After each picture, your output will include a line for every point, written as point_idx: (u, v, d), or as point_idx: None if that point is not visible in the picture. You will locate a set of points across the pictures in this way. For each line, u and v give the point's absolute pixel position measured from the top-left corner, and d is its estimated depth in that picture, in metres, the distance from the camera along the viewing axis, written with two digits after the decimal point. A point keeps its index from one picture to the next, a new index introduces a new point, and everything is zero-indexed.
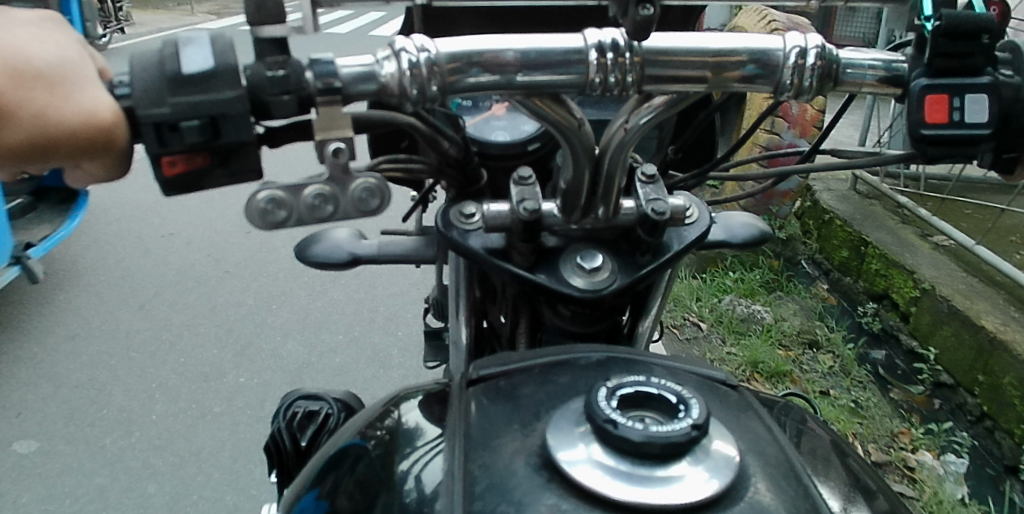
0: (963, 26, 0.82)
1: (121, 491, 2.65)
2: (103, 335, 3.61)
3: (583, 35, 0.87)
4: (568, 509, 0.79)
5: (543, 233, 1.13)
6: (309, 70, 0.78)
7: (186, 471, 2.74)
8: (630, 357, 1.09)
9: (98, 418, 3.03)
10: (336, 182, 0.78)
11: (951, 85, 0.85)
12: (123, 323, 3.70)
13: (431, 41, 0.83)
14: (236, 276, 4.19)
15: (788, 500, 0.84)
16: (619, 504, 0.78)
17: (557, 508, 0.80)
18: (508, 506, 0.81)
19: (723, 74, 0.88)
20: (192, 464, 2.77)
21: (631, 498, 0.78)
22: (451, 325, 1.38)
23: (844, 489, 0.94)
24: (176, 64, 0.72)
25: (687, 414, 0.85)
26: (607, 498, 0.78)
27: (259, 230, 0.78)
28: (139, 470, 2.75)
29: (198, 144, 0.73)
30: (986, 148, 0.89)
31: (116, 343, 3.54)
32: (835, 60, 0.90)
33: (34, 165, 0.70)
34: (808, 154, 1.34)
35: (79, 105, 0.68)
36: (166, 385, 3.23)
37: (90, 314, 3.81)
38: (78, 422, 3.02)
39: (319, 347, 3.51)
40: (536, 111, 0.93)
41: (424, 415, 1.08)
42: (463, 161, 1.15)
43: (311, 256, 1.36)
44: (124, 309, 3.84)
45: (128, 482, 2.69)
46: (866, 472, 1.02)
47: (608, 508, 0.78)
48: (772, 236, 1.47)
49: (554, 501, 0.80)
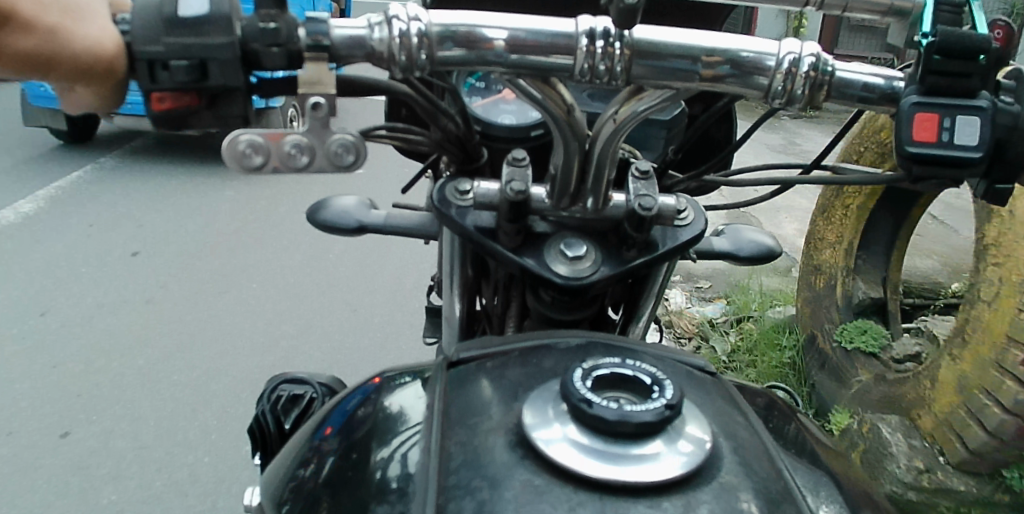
0: (960, 45, 0.80)
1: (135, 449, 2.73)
2: (132, 298, 3.75)
3: (576, 21, 0.88)
4: (540, 485, 0.79)
5: (534, 218, 1.15)
6: (302, 28, 0.82)
7: (201, 432, 2.84)
8: (615, 343, 1.08)
9: (113, 377, 3.12)
10: (314, 135, 0.82)
11: (944, 105, 0.82)
12: (152, 292, 3.83)
13: (425, 12, 0.85)
14: (267, 256, 4.32)
15: (757, 482, 0.83)
16: (591, 481, 0.78)
17: (530, 484, 0.79)
18: (481, 482, 0.81)
19: (710, 75, 0.88)
20: (203, 425, 2.88)
21: (602, 475, 0.78)
22: (446, 300, 1.43)
23: (822, 478, 0.92)
24: (174, 7, 0.76)
25: (661, 395, 0.85)
26: (578, 475, 0.78)
27: (236, 172, 0.82)
28: (160, 426, 2.85)
29: (187, 83, 0.77)
30: (976, 174, 0.86)
31: (142, 307, 3.68)
32: (828, 71, 0.89)
33: (34, 78, 0.74)
34: (809, 167, 1.36)
35: (86, 31, 0.74)
36: (181, 351, 3.33)
37: (122, 280, 3.95)
38: (94, 378, 3.12)
39: (339, 327, 3.62)
40: (531, 94, 0.96)
41: (407, 401, 1.05)
42: (464, 139, 1.18)
43: (320, 218, 1.41)
44: (153, 279, 3.97)
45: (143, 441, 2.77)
46: (843, 463, 1.01)
47: (580, 485, 0.78)
48: (780, 254, 1.44)
49: (527, 477, 0.80)
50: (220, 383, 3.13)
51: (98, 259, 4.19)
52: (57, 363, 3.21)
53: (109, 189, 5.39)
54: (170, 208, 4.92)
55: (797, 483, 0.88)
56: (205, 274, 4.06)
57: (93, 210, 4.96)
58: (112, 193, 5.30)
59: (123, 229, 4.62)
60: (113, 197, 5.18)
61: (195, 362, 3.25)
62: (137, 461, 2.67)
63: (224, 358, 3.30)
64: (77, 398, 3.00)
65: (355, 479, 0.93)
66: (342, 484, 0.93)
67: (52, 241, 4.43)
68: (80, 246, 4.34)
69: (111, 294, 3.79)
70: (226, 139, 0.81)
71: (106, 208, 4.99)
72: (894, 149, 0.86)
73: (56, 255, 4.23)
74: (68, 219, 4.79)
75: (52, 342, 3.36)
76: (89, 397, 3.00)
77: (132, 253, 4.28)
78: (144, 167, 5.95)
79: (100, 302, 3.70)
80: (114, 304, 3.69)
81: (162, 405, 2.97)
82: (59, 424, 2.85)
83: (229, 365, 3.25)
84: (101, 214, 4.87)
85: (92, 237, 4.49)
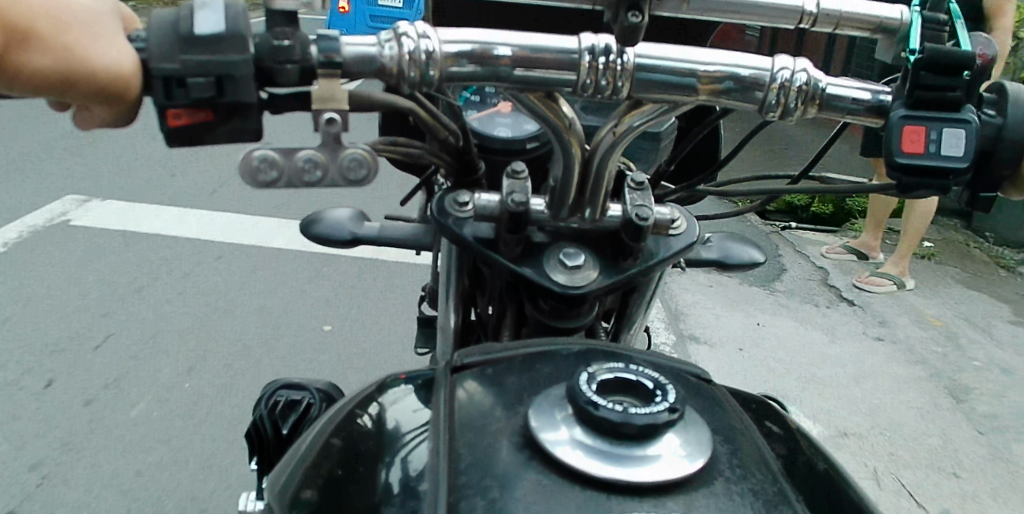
0: (942, 61, 0.85)
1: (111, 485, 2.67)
2: (103, 315, 3.67)
3: (579, 38, 0.90)
4: (549, 484, 0.79)
5: (532, 229, 1.16)
6: (314, 45, 0.83)
7: (175, 463, 2.79)
8: (612, 350, 1.05)
9: (99, 400, 3.09)
10: (328, 150, 0.84)
11: (931, 118, 0.87)
12: (124, 306, 3.75)
13: (434, 29, 0.87)
14: (239, 265, 4.23)
15: (755, 488, 0.84)
16: (596, 481, 0.79)
17: (539, 483, 0.79)
18: (492, 481, 0.81)
19: (709, 89, 0.91)
20: (178, 455, 2.84)
21: (609, 477, 0.78)
22: (441, 311, 1.43)
23: (816, 489, 0.93)
24: (189, 25, 0.77)
25: (663, 398, 0.86)
26: (585, 476, 0.79)
27: (250, 186, 0.82)
28: (134, 459, 2.80)
29: (202, 99, 0.78)
30: (962, 181, 0.91)
31: (121, 320, 3.63)
32: (818, 88, 0.93)
33: (52, 97, 0.75)
34: (796, 179, 1.40)
35: (104, 54, 0.74)
36: (164, 372, 3.29)
37: (99, 290, 3.88)
38: (79, 399, 3.08)
39: (314, 344, 3.58)
40: (531, 107, 0.98)
41: (404, 412, 1.03)
42: (462, 151, 1.20)
43: (313, 231, 1.40)
44: (131, 289, 3.91)
45: (114, 478, 2.70)
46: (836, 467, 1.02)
47: (587, 485, 0.79)
48: (766, 263, 1.48)
49: (535, 477, 0.80)
50: (206, 405, 3.11)
51: (74, 265, 4.11)
52: (44, 378, 3.19)
53: (82, 179, 5.25)
54: (137, 212, 4.80)
55: (792, 492, 0.89)
56: (186, 283, 4.01)
57: (66, 203, 4.82)
58: (86, 184, 5.18)
59: (95, 230, 4.50)
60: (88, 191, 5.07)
61: (181, 383, 3.23)
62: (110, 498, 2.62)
63: (201, 379, 3.27)
64: (66, 420, 2.97)
65: (354, 498, 0.91)
66: (335, 506, 0.90)
67: (22, 242, 4.32)
68: (52, 251, 4.23)
69: (88, 304, 3.74)
70: (242, 154, 0.82)
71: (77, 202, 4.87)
72: (883, 159, 0.90)
73: (26, 261, 4.12)
74: (40, 214, 4.67)
75: (32, 359, 3.31)
76: (73, 419, 2.97)
77: (107, 259, 4.19)
78: (118, 152, 5.79)
79: (78, 316, 3.64)
80: (93, 319, 3.63)
81: (149, 429, 2.95)
82: (45, 448, 2.81)
83: (205, 388, 3.22)
84: (74, 210, 4.75)
85: (65, 238, 4.39)
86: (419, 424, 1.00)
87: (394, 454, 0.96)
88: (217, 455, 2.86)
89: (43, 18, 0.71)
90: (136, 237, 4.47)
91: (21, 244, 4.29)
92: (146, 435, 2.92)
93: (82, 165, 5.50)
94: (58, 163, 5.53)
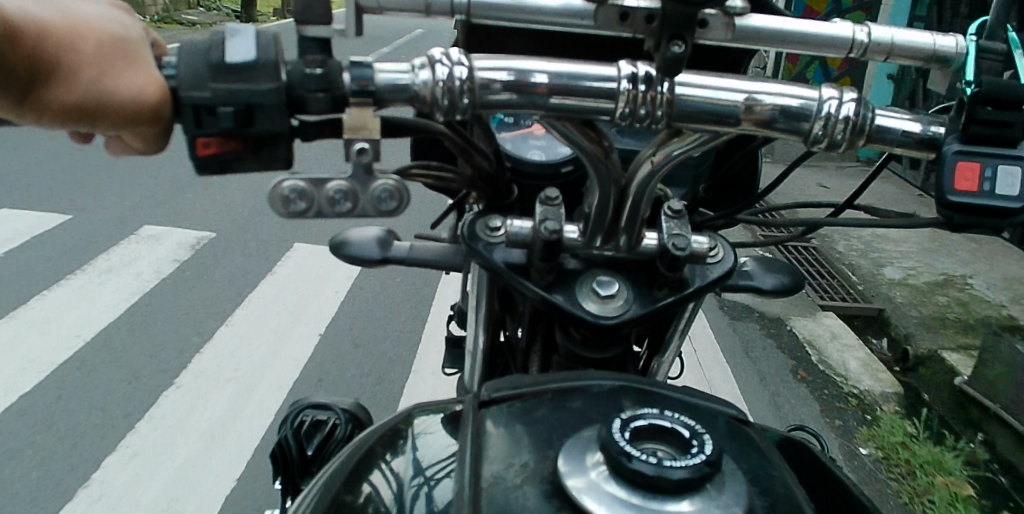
0: (1001, 94, 0.82)
1: (130, 477, 2.65)
2: (136, 315, 3.70)
3: (617, 67, 0.87)
4: None
5: (564, 256, 1.14)
6: (347, 72, 0.83)
7: (195, 457, 2.77)
8: (647, 388, 1.01)
9: (115, 406, 3.05)
10: (357, 180, 0.82)
11: (984, 154, 0.84)
12: (157, 309, 3.78)
13: (468, 56, 0.85)
14: (269, 272, 4.26)
15: None
16: None
17: None
18: None
19: (754, 119, 0.88)
20: (197, 449, 2.81)
21: None
22: (469, 334, 1.41)
23: None
24: (221, 53, 0.76)
25: (700, 449, 0.81)
26: None
27: (280, 216, 0.82)
28: (154, 454, 2.77)
29: (231, 129, 0.78)
30: (1018, 220, 0.86)
31: (142, 326, 3.62)
32: (868, 118, 0.89)
33: (82, 130, 0.74)
34: (840, 207, 1.35)
35: (129, 82, 0.72)
36: (183, 374, 3.26)
37: (119, 296, 3.87)
38: (96, 403, 3.06)
39: (341, 346, 3.56)
40: (567, 134, 0.96)
41: (412, 469, 0.97)
42: (495, 176, 1.17)
43: (344, 251, 1.38)
44: (150, 297, 3.89)
45: (135, 471, 2.68)
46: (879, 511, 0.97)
47: None
48: (802, 288, 1.43)
49: None
50: (227, 410, 3.05)
51: (99, 271, 4.13)
52: (77, 375, 3.22)
53: (113, 191, 5.33)
54: (172, 221, 4.86)
55: None
56: (218, 288, 4.04)
57: (88, 216, 4.84)
58: (124, 195, 5.27)
59: (117, 241, 4.50)
60: (129, 200, 5.17)
61: (205, 385, 3.19)
62: (123, 492, 2.58)
63: (227, 376, 3.27)
64: (82, 424, 2.93)
65: None
66: None
67: (64, 246, 4.42)
68: (76, 259, 4.25)
69: (111, 309, 3.74)
70: (271, 183, 0.81)
71: (103, 214, 4.91)
72: (933, 195, 0.87)
73: (48, 268, 4.13)
74: (65, 225, 4.71)
75: (62, 360, 3.32)
76: (101, 416, 2.97)
77: (131, 266, 4.20)
78: (156, 167, 5.90)
79: (95, 323, 3.62)
80: (111, 325, 3.60)
81: (170, 436, 2.87)
82: (60, 454, 2.77)
83: (232, 385, 3.20)
84: (98, 222, 4.77)
85: (88, 248, 4.40)
86: (420, 480, 0.95)
87: (400, 501, 0.92)
88: (237, 454, 2.80)
89: (53, 42, 0.69)
90: (172, 245, 4.52)
91: (49, 252, 4.33)
92: (168, 430, 2.91)
93: (108, 178, 5.57)
94: (83, 175, 5.58)
